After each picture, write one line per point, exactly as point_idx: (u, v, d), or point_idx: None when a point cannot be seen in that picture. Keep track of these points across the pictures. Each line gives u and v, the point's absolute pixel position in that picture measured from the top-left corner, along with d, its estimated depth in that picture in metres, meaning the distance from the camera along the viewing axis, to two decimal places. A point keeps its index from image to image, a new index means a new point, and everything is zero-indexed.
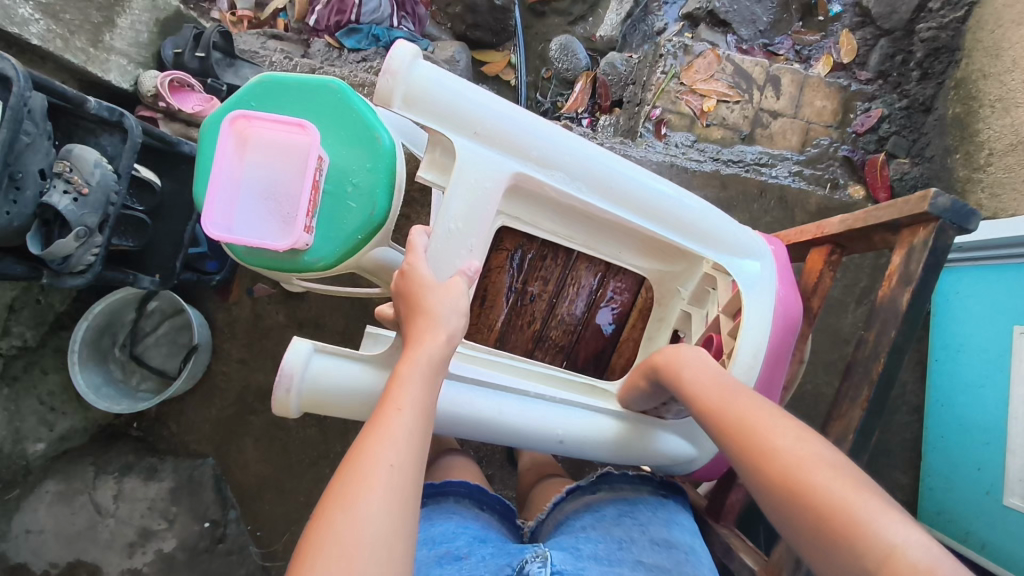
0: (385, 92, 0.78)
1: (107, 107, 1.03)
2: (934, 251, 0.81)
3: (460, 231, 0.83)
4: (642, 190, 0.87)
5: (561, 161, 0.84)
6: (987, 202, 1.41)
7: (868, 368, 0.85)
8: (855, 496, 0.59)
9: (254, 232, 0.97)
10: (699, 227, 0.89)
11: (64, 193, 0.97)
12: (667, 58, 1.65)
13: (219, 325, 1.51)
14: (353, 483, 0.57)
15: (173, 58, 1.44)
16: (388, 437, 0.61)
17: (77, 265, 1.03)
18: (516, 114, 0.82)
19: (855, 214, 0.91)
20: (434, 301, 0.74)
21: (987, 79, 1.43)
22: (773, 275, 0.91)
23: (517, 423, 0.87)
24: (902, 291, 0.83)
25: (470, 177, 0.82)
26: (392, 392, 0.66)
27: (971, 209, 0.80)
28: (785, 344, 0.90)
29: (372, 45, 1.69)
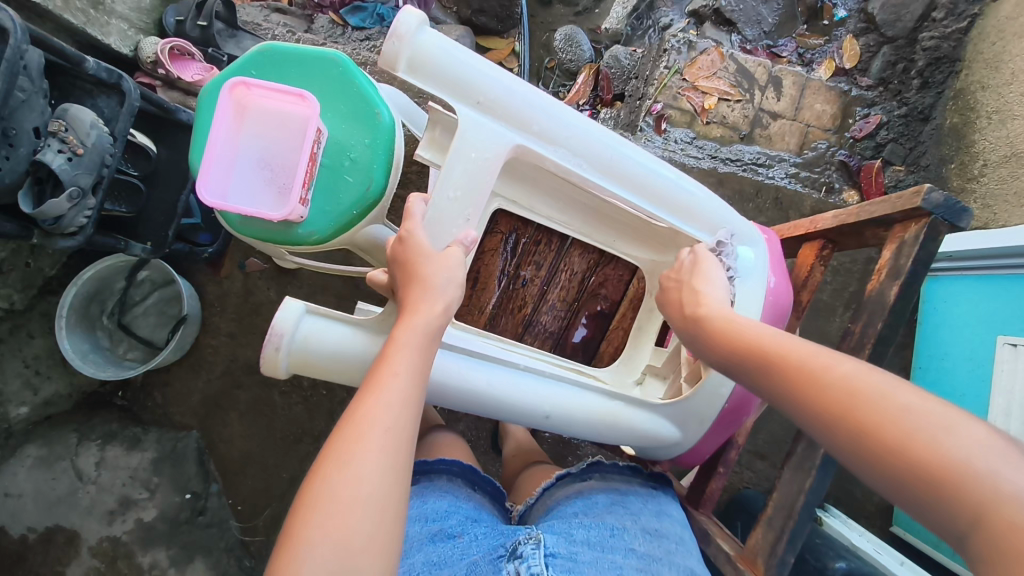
0: (391, 56, 0.77)
1: (105, 68, 1.02)
2: (924, 245, 0.82)
3: (459, 201, 0.82)
4: (642, 171, 0.87)
5: (563, 138, 0.84)
6: (979, 212, 1.43)
7: (853, 361, 0.86)
8: (952, 429, 0.53)
9: (249, 201, 0.97)
10: (697, 211, 0.90)
11: (57, 152, 0.97)
12: (671, 53, 1.65)
13: (210, 298, 1.51)
14: (348, 442, 0.58)
15: (174, 26, 1.42)
16: (383, 401, 0.61)
17: (69, 226, 1.01)
18: (522, 87, 0.82)
19: (848, 210, 0.92)
20: (430, 271, 0.74)
21: (986, 90, 1.45)
22: (765, 265, 0.92)
23: (505, 398, 0.87)
24: (891, 286, 0.84)
25: (472, 147, 0.82)
26: (389, 357, 0.66)
27: (964, 207, 0.81)
28: (772, 334, 0.92)
29: (376, 24, 1.69)
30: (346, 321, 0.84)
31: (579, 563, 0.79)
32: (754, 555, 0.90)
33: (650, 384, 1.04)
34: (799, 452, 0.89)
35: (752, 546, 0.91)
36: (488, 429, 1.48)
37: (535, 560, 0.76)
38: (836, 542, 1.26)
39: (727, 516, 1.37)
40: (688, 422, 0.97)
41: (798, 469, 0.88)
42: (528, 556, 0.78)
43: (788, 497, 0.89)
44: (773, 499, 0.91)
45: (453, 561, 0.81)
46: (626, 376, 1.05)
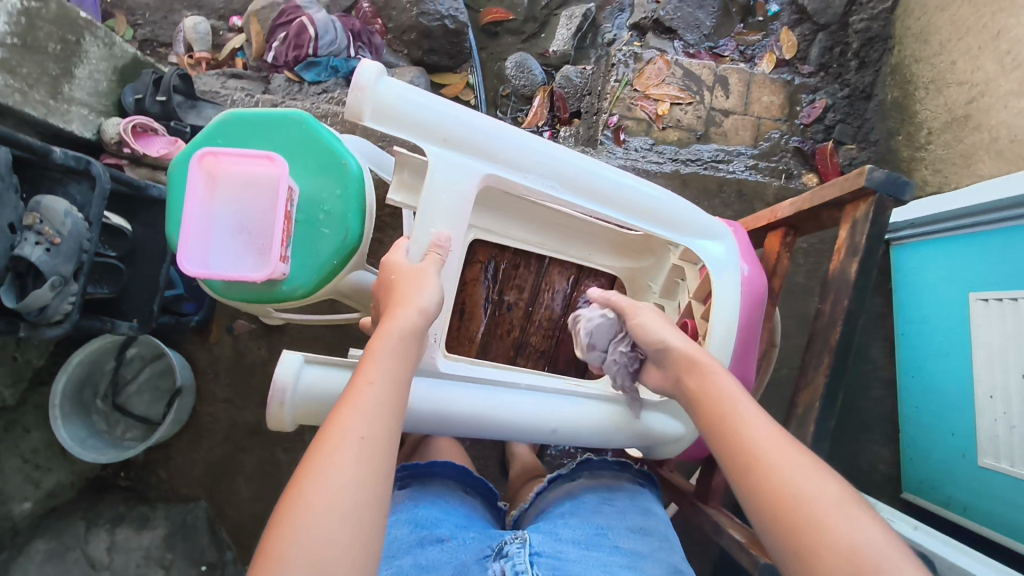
0: (355, 106, 0.80)
1: (73, 156, 1.04)
2: (875, 221, 0.86)
3: (442, 216, 0.85)
4: (609, 184, 0.90)
5: (529, 161, 0.87)
6: (931, 177, 1.46)
7: (828, 338, 0.89)
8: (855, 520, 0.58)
9: (230, 267, 0.98)
10: (666, 214, 0.93)
11: (35, 244, 0.98)
12: (619, 66, 1.72)
13: (202, 366, 1.51)
14: (326, 451, 0.59)
15: (134, 105, 1.45)
16: (360, 410, 0.63)
17: (54, 315, 1.03)
18: (484, 122, 0.85)
19: (802, 197, 0.96)
20: (410, 288, 0.78)
21: (920, 63, 1.52)
22: (738, 256, 0.94)
23: (508, 416, 0.89)
24: (851, 262, 0.88)
25: (444, 184, 0.85)
26: (366, 363, 0.68)
27: (905, 180, 0.85)
28: (754, 321, 0.93)
29: (331, 76, 1.72)
30: (345, 365, 0.86)
31: (565, 562, 0.81)
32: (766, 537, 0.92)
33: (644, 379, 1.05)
34: (791, 431, 0.92)
35: None
36: (496, 455, 1.49)
37: (519, 558, 0.79)
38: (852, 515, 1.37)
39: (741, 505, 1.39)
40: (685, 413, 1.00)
41: None
42: (513, 554, 0.81)
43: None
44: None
45: (443, 564, 0.82)
46: None
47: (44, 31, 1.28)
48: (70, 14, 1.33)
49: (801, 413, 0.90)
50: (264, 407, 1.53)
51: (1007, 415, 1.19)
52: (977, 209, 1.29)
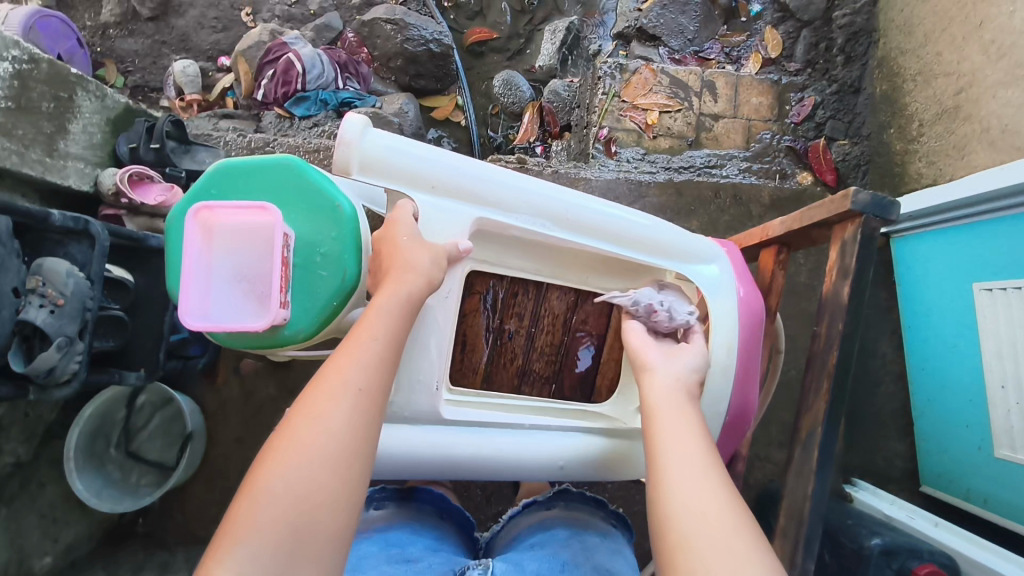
0: (342, 162, 0.81)
1: (71, 217, 1.05)
2: (863, 243, 0.86)
3: (454, 229, 0.86)
4: (598, 218, 0.91)
5: (518, 202, 0.88)
6: (926, 170, 1.45)
7: (826, 361, 0.89)
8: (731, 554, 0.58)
9: (232, 317, 0.98)
10: (656, 242, 0.94)
11: (40, 307, 1.00)
12: (605, 79, 1.71)
13: (211, 408, 1.53)
14: (322, 397, 0.65)
15: (128, 154, 1.48)
16: (357, 364, 0.68)
17: (63, 375, 1.04)
18: (472, 165, 0.86)
19: (791, 216, 0.95)
20: (413, 250, 0.80)
21: (906, 55, 1.52)
22: (732, 275, 0.96)
23: (515, 456, 0.91)
24: (842, 284, 0.88)
25: (436, 228, 0.86)
26: (367, 314, 0.73)
27: (890, 201, 0.85)
28: (754, 340, 0.94)
29: (321, 109, 1.74)
30: None
31: None
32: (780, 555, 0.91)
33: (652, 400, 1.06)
34: (796, 456, 0.91)
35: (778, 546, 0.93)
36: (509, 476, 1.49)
37: None
38: (870, 516, 1.36)
39: (758, 513, 1.38)
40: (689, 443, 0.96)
41: (800, 472, 0.89)
42: None
43: (795, 503, 0.90)
44: (782, 507, 0.91)
45: None
46: (627, 405, 1.06)
47: (37, 92, 1.30)
48: (61, 72, 1.35)
49: (804, 438, 0.90)
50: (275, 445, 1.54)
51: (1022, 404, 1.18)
52: (974, 199, 1.29)
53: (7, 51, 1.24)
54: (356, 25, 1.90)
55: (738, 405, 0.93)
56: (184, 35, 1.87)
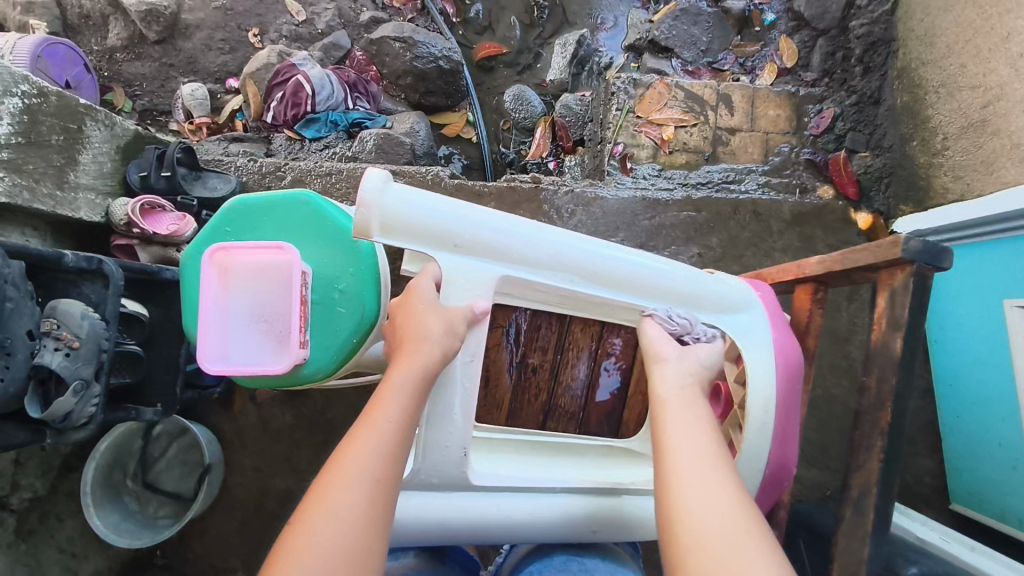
0: (363, 224, 0.79)
1: (84, 257, 1.03)
2: (916, 294, 0.76)
3: (476, 285, 0.84)
4: (626, 270, 0.88)
5: (545, 256, 0.85)
6: (953, 184, 1.40)
7: (876, 419, 0.78)
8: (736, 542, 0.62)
9: (248, 359, 0.96)
10: (688, 294, 0.90)
11: (55, 350, 0.98)
12: (619, 94, 1.68)
13: (228, 437, 1.51)
14: (335, 489, 0.65)
15: (139, 182, 1.45)
16: (372, 449, 0.68)
17: (79, 418, 1.02)
18: (496, 219, 0.83)
19: (831, 256, 0.88)
20: (428, 320, 0.79)
21: (927, 66, 1.48)
22: (764, 322, 0.90)
23: (547, 517, 0.88)
24: (894, 337, 0.78)
25: (461, 287, 0.84)
26: (381, 394, 0.74)
27: (942, 247, 0.75)
28: (792, 395, 0.87)
29: (332, 131, 1.72)
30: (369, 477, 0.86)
31: None
32: None
33: None
34: (845, 519, 0.80)
35: None
36: None
37: None
38: (904, 541, 1.32)
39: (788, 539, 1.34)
40: None
41: (853, 537, 0.79)
42: None
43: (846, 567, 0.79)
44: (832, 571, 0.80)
45: None
46: None
47: (46, 125, 1.28)
48: (69, 103, 1.33)
49: (855, 498, 0.79)
50: (294, 474, 1.51)
51: None
52: (1002, 216, 1.25)
53: (16, 86, 1.22)
54: (365, 43, 1.88)
55: (776, 462, 0.86)
56: (192, 57, 1.86)
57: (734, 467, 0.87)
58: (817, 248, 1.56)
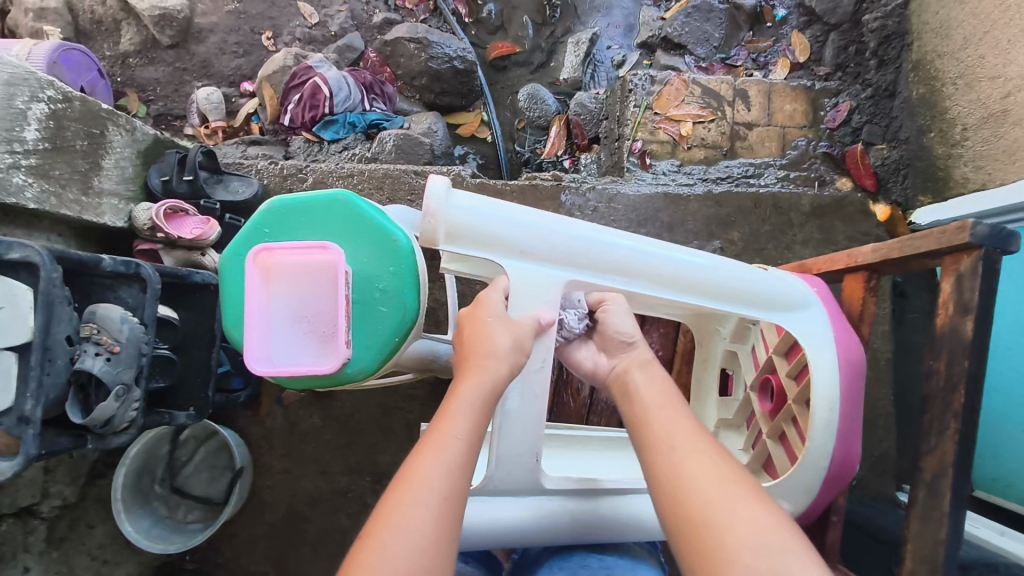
0: (429, 234, 0.81)
1: (121, 261, 1.02)
2: (984, 277, 0.77)
3: (540, 292, 0.84)
4: (689, 271, 0.88)
5: (608, 260, 0.86)
6: (973, 174, 1.41)
7: (949, 401, 0.79)
8: (725, 501, 0.63)
9: (294, 360, 0.96)
10: (748, 292, 0.90)
11: (95, 355, 0.96)
12: (636, 91, 1.69)
13: (255, 440, 1.51)
14: (405, 501, 0.65)
15: (162, 186, 1.45)
16: (441, 463, 0.68)
17: (121, 423, 1.02)
18: (560, 224, 0.84)
19: (887, 244, 0.89)
20: (497, 334, 0.79)
21: (943, 58, 1.49)
22: (825, 318, 0.91)
23: (618, 517, 0.89)
24: (964, 321, 0.79)
25: (528, 292, 0.84)
26: (449, 409, 0.73)
27: (1010, 231, 0.77)
28: (855, 393, 0.89)
29: (349, 132, 1.71)
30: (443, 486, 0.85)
31: None
32: None
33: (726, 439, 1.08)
34: (919, 501, 0.81)
35: None
36: None
37: None
38: None
39: None
40: (796, 493, 0.89)
41: (928, 519, 0.80)
42: None
43: (925, 547, 0.79)
44: (907, 552, 0.81)
45: None
46: None
47: (71, 130, 1.27)
48: (93, 108, 1.32)
49: (929, 480, 0.80)
50: (323, 475, 1.51)
51: None
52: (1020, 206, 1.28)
53: (43, 91, 1.21)
54: (379, 44, 1.88)
55: (841, 460, 0.87)
56: (205, 61, 1.86)
57: (799, 463, 0.87)
58: (837, 239, 1.57)
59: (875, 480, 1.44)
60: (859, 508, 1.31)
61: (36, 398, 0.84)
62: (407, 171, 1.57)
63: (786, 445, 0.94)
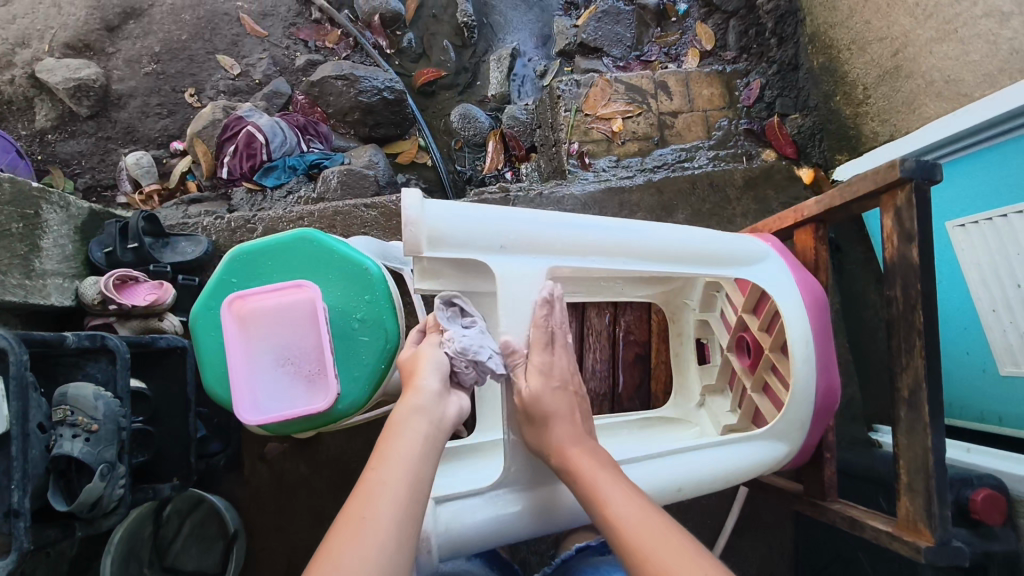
0: (413, 242, 0.81)
1: (85, 336, 0.98)
2: (920, 207, 0.85)
3: (520, 279, 0.87)
4: (656, 240, 0.93)
5: (584, 242, 0.90)
6: (881, 128, 1.54)
7: (912, 323, 0.86)
8: (681, 554, 0.63)
9: (284, 402, 0.98)
10: (712, 256, 0.96)
11: (73, 437, 0.92)
12: (564, 97, 1.77)
13: (243, 501, 1.47)
14: (345, 535, 0.61)
15: (105, 259, 1.40)
16: (381, 494, 0.65)
17: (110, 503, 0.97)
18: (531, 215, 0.88)
19: (829, 194, 0.97)
20: (421, 364, 0.81)
21: (835, 28, 1.62)
22: (788, 270, 0.97)
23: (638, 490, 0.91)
24: (910, 248, 0.86)
25: (511, 291, 0.87)
26: (389, 441, 0.71)
27: (932, 161, 0.84)
28: (825, 328, 0.95)
29: (291, 176, 1.72)
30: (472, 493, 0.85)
31: None
32: (913, 519, 0.86)
33: (714, 402, 1.14)
34: (904, 418, 0.88)
35: (906, 513, 0.87)
36: None
37: None
38: None
39: None
40: (788, 433, 0.95)
41: (914, 433, 0.86)
42: None
43: (917, 459, 0.86)
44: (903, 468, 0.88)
45: None
46: (687, 404, 1.18)
47: (4, 214, 1.23)
48: (24, 189, 1.27)
49: (909, 397, 0.87)
50: (321, 524, 1.48)
51: (1015, 321, 1.18)
52: (985, 125, 1.23)
53: None
54: (305, 87, 1.89)
55: (824, 392, 0.93)
56: (129, 127, 1.82)
57: (789, 404, 0.93)
58: (772, 207, 1.67)
59: (848, 425, 1.52)
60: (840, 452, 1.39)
61: (22, 489, 0.81)
62: (356, 205, 1.58)
63: (770, 394, 1.00)
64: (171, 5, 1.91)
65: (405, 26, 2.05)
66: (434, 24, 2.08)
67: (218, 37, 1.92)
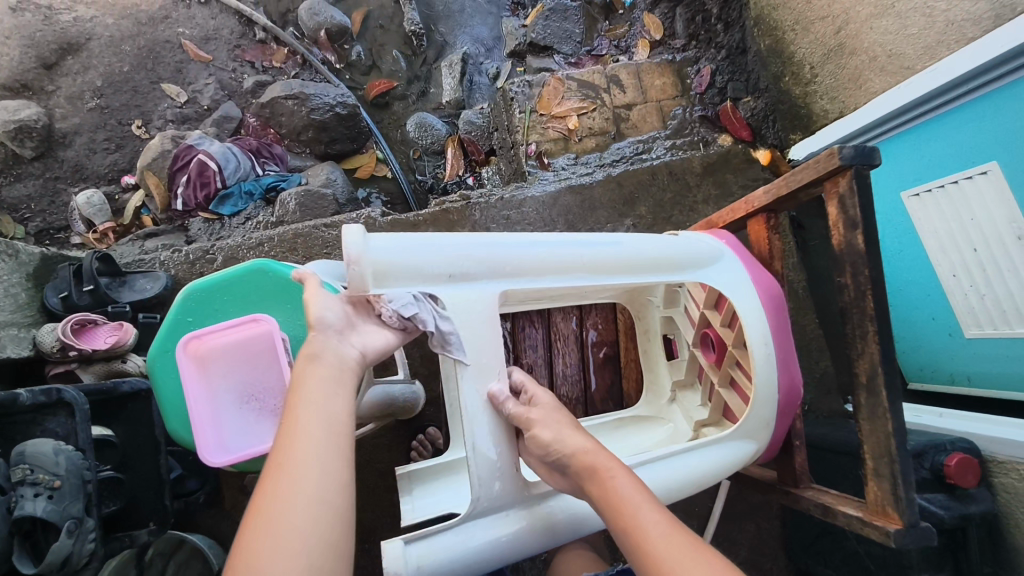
0: (358, 281, 0.80)
1: (40, 391, 0.97)
2: (861, 192, 0.86)
3: (469, 304, 0.87)
4: (609, 250, 0.94)
5: (533, 264, 0.90)
6: (830, 106, 1.56)
7: (863, 308, 0.87)
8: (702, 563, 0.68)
9: (252, 440, 0.96)
10: (668, 258, 0.97)
11: (36, 496, 0.89)
12: (517, 99, 1.76)
13: (227, 536, 1.44)
14: (273, 495, 0.66)
15: (61, 304, 1.36)
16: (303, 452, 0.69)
17: (80, 559, 0.95)
18: (476, 241, 0.88)
19: (776, 184, 0.98)
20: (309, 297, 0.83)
21: (778, 10, 1.64)
22: (741, 265, 0.99)
23: None
24: (855, 235, 0.87)
25: (466, 316, 0.87)
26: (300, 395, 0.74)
27: (869, 146, 0.85)
28: (782, 321, 0.97)
29: (248, 202, 1.69)
30: (444, 528, 0.81)
31: None
32: (881, 503, 0.87)
33: (683, 398, 1.15)
34: (864, 402, 0.89)
35: (875, 496, 0.88)
36: None
37: None
38: None
39: None
40: (757, 429, 0.96)
41: (875, 417, 0.88)
42: None
43: (879, 442, 0.88)
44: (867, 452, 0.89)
45: None
46: (659, 400, 1.19)
47: None
48: None
49: (867, 382, 0.88)
50: None
51: (975, 287, 1.20)
52: (925, 98, 1.25)
53: None
54: (256, 109, 1.85)
55: (786, 387, 0.95)
56: (77, 165, 1.78)
57: (754, 402, 0.95)
58: (732, 190, 1.68)
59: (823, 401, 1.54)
60: (815, 429, 1.40)
61: None
62: (316, 226, 1.56)
63: (736, 389, 1.02)
64: (110, 36, 1.86)
65: (353, 38, 2.03)
66: (382, 35, 2.07)
67: (161, 65, 1.88)
